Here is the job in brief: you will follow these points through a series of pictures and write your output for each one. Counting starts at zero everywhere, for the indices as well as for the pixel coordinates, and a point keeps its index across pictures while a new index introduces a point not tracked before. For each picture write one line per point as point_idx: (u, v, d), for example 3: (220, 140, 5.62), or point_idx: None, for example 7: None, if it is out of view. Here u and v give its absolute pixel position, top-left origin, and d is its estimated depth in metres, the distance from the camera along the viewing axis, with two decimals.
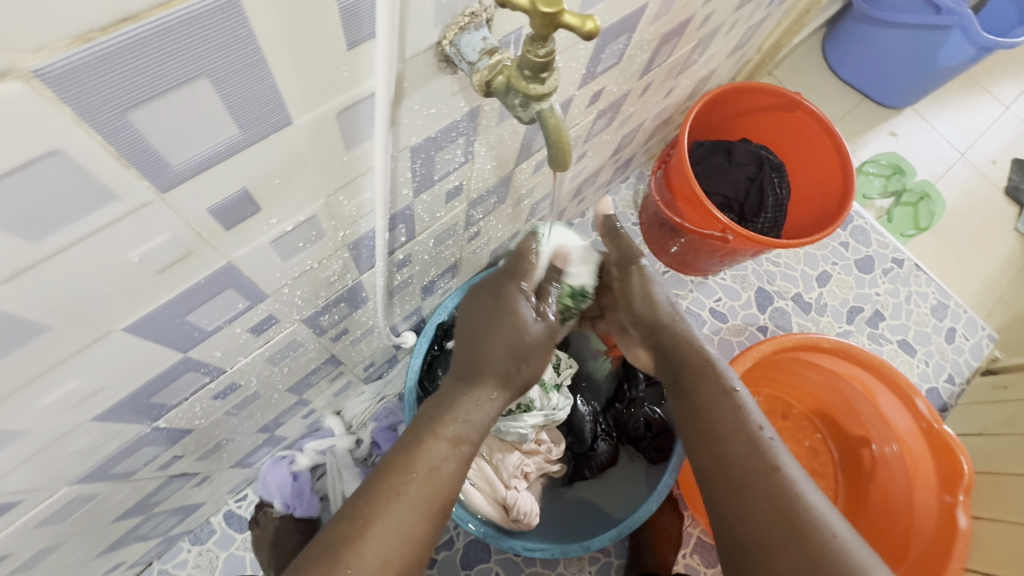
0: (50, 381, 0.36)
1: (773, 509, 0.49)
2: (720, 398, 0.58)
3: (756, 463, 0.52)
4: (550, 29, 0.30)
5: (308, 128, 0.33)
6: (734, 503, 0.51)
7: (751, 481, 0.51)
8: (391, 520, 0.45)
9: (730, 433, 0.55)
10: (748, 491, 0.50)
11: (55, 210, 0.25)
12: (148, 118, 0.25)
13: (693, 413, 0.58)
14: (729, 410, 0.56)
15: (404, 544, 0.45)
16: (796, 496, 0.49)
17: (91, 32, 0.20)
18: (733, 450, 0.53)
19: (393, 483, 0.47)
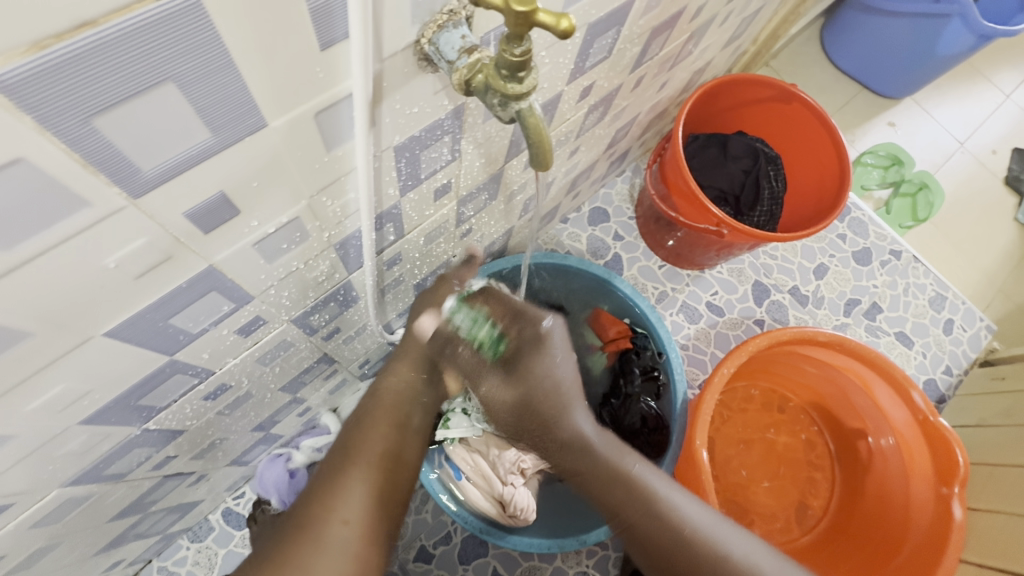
0: (33, 387, 0.36)
1: (705, 575, 0.58)
2: (620, 491, 0.62)
3: (671, 543, 0.60)
4: (525, 28, 0.29)
5: (285, 129, 0.32)
6: (671, 564, 0.60)
7: (664, 551, 0.60)
8: (362, 481, 0.47)
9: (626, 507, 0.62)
10: (682, 571, 0.59)
11: (24, 218, 0.25)
12: (114, 124, 0.24)
13: (609, 509, 0.64)
14: (637, 508, 0.61)
15: (377, 502, 0.47)
16: (718, 555, 0.58)
17: (46, 38, 0.20)
18: (652, 542, 0.61)
19: (356, 444, 0.49)
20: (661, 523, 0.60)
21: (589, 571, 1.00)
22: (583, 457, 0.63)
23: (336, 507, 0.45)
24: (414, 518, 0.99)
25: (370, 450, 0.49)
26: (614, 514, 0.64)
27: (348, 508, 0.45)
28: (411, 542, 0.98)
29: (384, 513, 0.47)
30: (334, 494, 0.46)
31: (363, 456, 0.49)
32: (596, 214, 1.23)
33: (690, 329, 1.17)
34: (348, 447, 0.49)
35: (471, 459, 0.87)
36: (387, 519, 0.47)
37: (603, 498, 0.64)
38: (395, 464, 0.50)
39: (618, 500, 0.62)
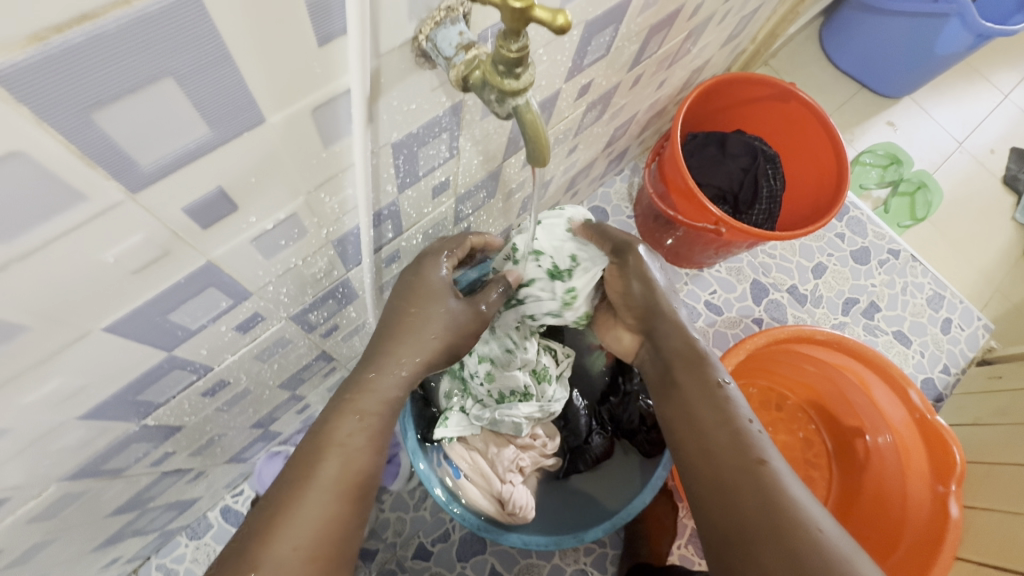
0: (30, 380, 0.36)
1: (755, 509, 0.47)
2: (707, 394, 0.56)
3: (740, 456, 0.50)
4: (522, 24, 0.29)
5: (283, 125, 0.32)
6: (720, 490, 0.50)
7: (727, 460, 0.51)
8: (311, 505, 0.44)
9: (715, 427, 0.54)
10: (738, 493, 0.49)
11: (21, 211, 0.25)
12: (111, 118, 0.25)
13: (684, 412, 0.56)
14: (721, 413, 0.54)
15: (327, 528, 0.44)
16: (780, 492, 0.48)
17: (45, 32, 0.20)
18: (721, 453, 0.52)
19: (311, 470, 0.45)
20: (734, 437, 0.52)
21: (587, 569, 1.00)
22: (690, 369, 0.58)
23: (279, 530, 0.42)
24: (412, 516, 1.00)
25: (322, 475, 0.45)
26: (688, 419, 0.56)
27: (294, 532, 0.42)
28: (409, 540, 0.99)
29: (338, 539, 0.44)
30: (280, 518, 0.43)
31: (313, 481, 0.45)
32: (595, 213, 1.24)
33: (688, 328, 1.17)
34: (300, 470, 0.45)
35: (469, 458, 0.87)
36: (342, 544, 0.44)
37: (682, 401, 0.57)
38: (353, 488, 0.46)
39: (701, 402, 0.56)
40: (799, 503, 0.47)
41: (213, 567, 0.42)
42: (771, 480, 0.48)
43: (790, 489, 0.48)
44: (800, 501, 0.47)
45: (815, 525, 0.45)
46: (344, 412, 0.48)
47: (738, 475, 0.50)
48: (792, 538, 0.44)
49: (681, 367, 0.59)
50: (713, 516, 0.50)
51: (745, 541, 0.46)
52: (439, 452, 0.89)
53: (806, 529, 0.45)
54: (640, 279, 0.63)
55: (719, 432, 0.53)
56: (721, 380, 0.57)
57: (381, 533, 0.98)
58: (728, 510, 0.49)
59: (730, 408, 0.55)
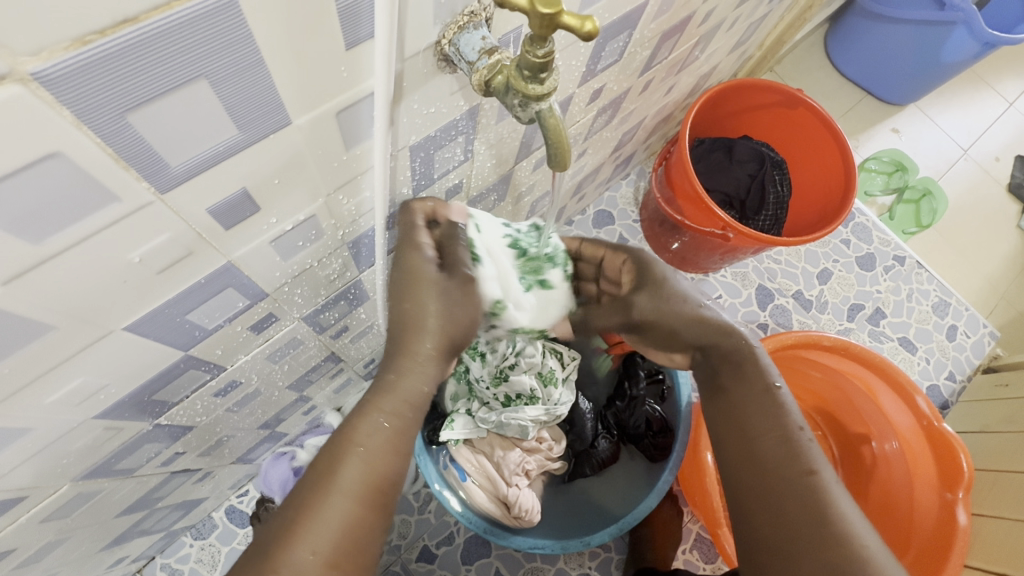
0: (52, 380, 0.36)
1: (801, 520, 0.47)
2: (759, 397, 0.53)
3: (790, 464, 0.49)
4: (549, 30, 0.30)
5: (308, 127, 0.33)
6: (767, 495, 0.49)
7: (778, 467, 0.49)
8: (334, 511, 0.41)
9: (764, 431, 0.52)
10: (787, 501, 0.48)
11: (55, 211, 0.26)
12: (146, 120, 0.25)
13: (734, 413, 0.54)
14: (775, 418, 0.52)
15: (351, 536, 0.41)
16: (830, 504, 0.47)
17: (90, 35, 0.20)
18: (772, 460, 0.50)
19: (332, 472, 0.43)
20: (787, 444, 0.50)
21: (591, 573, 1.00)
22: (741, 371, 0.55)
23: (304, 538, 0.39)
24: (417, 518, 1.00)
25: (345, 479, 0.42)
26: (738, 420, 0.53)
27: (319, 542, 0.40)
28: (414, 542, 0.99)
29: (359, 550, 0.41)
30: (303, 525, 0.40)
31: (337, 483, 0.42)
32: (601, 217, 1.24)
33: None
34: (323, 472, 0.43)
35: (475, 461, 0.87)
36: (362, 555, 0.42)
37: (732, 402, 0.55)
38: (375, 495, 0.43)
39: (754, 404, 0.53)
40: (846, 517, 0.46)
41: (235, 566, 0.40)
42: (821, 491, 0.47)
43: (839, 506, 0.47)
44: (848, 514, 0.47)
45: (861, 539, 0.45)
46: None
47: (787, 483, 0.48)
48: (837, 548, 0.44)
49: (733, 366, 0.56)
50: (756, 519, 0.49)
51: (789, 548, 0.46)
52: (445, 454, 0.89)
53: (852, 544, 0.45)
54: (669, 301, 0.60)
55: (769, 437, 0.51)
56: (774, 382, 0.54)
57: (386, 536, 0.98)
58: (771, 516, 0.48)
59: (784, 414, 0.52)
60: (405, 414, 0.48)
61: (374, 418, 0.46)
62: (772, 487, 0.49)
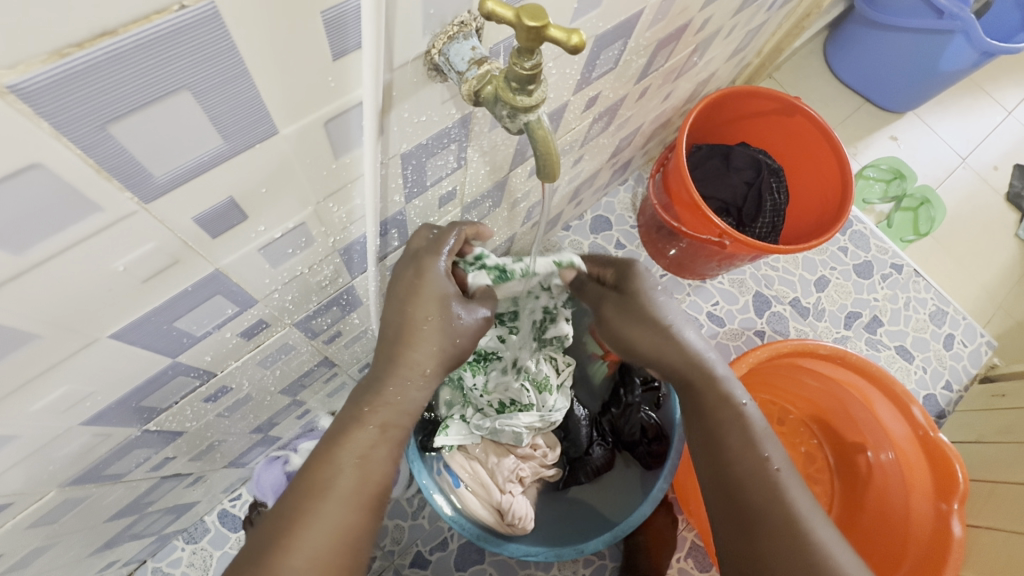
0: (38, 387, 0.36)
1: (772, 540, 0.50)
2: (729, 419, 0.55)
3: (760, 485, 0.52)
4: (536, 43, 0.30)
5: (295, 136, 0.32)
6: (738, 516, 0.52)
7: (749, 490, 0.52)
8: (332, 514, 0.42)
9: (739, 462, 0.54)
10: (761, 522, 0.51)
11: (37, 221, 0.25)
12: (128, 131, 0.25)
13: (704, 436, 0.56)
14: (742, 440, 0.54)
15: (350, 538, 0.42)
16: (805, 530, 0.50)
17: (68, 48, 0.20)
18: (744, 482, 0.53)
19: (324, 475, 0.43)
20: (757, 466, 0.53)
21: None
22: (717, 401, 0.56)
23: (300, 543, 0.40)
24: (410, 523, 0.99)
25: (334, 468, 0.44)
26: (708, 445, 0.56)
27: (318, 547, 0.41)
28: (407, 548, 0.98)
29: (359, 549, 0.43)
30: (301, 530, 0.41)
31: (332, 486, 0.43)
32: (598, 222, 1.24)
33: None
34: (315, 475, 0.43)
35: (469, 467, 0.87)
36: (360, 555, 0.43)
37: (703, 425, 0.57)
38: (370, 496, 0.44)
39: (723, 428, 0.55)
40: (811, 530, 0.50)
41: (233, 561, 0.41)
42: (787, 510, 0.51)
43: (811, 526, 0.50)
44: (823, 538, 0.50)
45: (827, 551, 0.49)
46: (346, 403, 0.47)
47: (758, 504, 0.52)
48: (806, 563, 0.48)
49: (698, 387, 0.57)
50: (737, 546, 0.52)
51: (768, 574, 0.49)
52: (439, 460, 0.89)
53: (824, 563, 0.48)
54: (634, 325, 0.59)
55: (745, 468, 0.53)
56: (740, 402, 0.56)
57: (380, 541, 0.98)
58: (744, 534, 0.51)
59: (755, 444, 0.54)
60: (396, 422, 0.48)
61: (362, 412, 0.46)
62: (750, 516, 0.51)
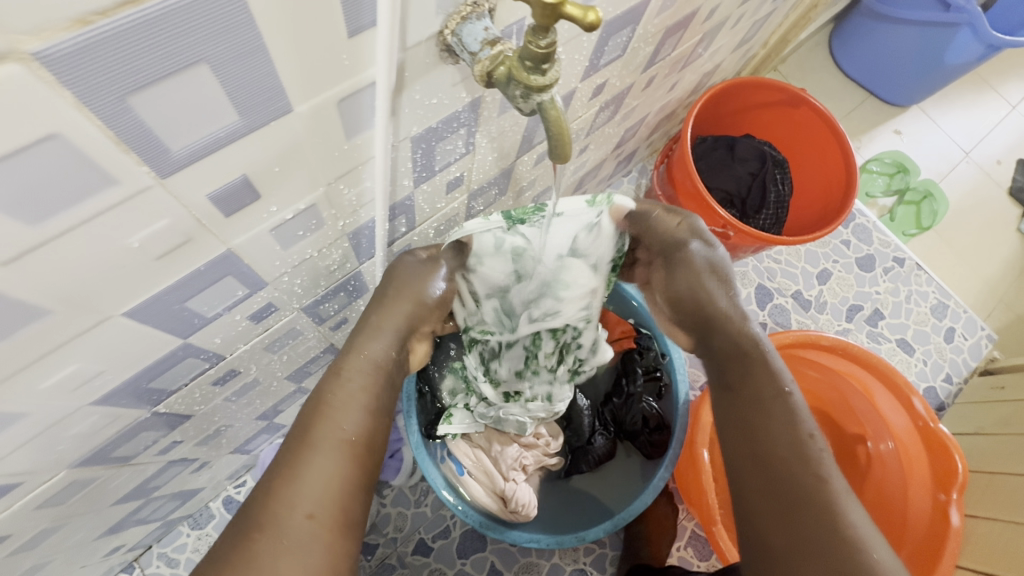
0: (50, 364, 0.36)
1: (811, 528, 0.46)
2: (769, 398, 0.53)
3: (800, 466, 0.49)
4: (552, 20, 0.30)
5: (309, 115, 0.33)
6: (771, 499, 0.49)
7: (790, 470, 0.49)
8: (319, 467, 0.43)
9: (775, 430, 0.52)
10: (791, 490, 0.48)
11: (54, 193, 0.26)
12: (146, 103, 0.25)
13: (738, 413, 0.54)
14: (781, 409, 0.52)
15: (342, 488, 0.43)
16: (837, 506, 0.47)
17: (91, 15, 0.20)
18: (778, 447, 0.51)
19: (307, 433, 0.45)
20: (798, 447, 0.50)
21: (586, 569, 1.00)
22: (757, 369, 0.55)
23: (288, 501, 0.41)
24: (413, 511, 1.00)
25: (322, 437, 0.44)
26: (743, 411, 0.54)
27: (307, 500, 0.41)
28: (410, 535, 0.99)
29: (351, 503, 0.43)
30: (289, 486, 0.42)
31: (317, 442, 0.44)
32: None
33: None
34: (298, 436, 0.45)
35: (473, 456, 0.88)
36: (354, 510, 0.44)
37: (739, 403, 0.54)
38: (358, 449, 0.46)
39: (763, 406, 0.53)
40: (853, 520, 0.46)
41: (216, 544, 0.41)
42: (824, 484, 0.48)
43: (844, 503, 0.47)
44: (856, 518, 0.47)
45: (867, 544, 0.45)
46: (350, 383, 0.48)
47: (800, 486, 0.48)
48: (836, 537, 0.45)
49: (742, 353, 0.56)
50: (761, 513, 0.49)
51: (797, 546, 0.46)
52: (443, 449, 0.89)
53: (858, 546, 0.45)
54: (686, 282, 0.59)
55: (780, 436, 0.51)
56: (784, 383, 0.54)
57: (382, 528, 0.99)
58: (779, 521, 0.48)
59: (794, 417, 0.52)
60: None
61: (350, 379, 0.48)
62: (781, 481, 0.49)
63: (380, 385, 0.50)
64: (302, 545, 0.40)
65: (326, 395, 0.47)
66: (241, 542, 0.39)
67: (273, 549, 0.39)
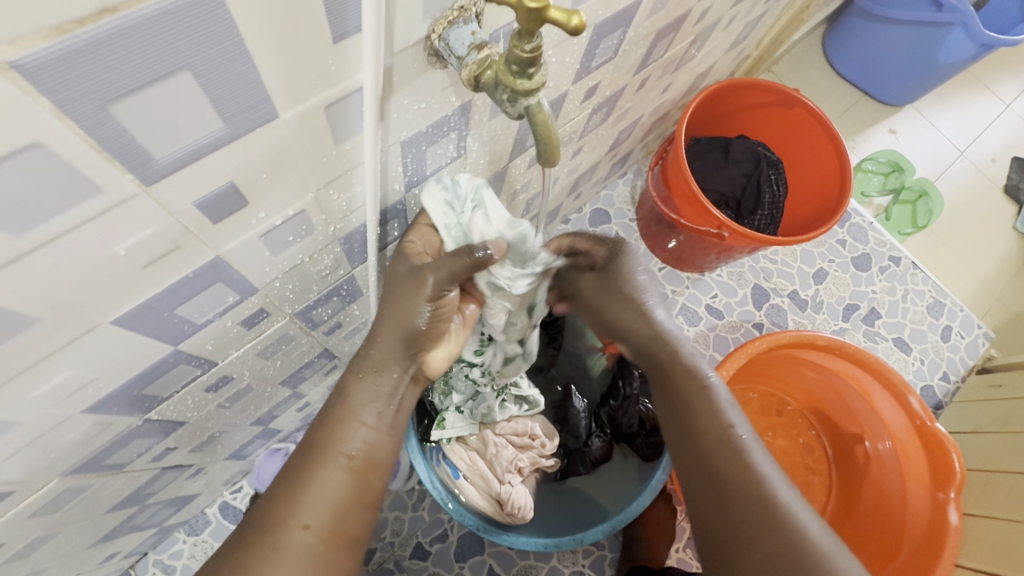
0: (38, 373, 0.36)
1: (750, 516, 0.51)
2: (698, 397, 0.58)
3: (732, 464, 0.54)
4: (537, 25, 0.30)
5: (296, 122, 0.33)
6: (717, 498, 0.53)
7: (723, 468, 0.54)
8: (324, 482, 0.44)
9: (708, 430, 0.56)
10: (731, 490, 0.53)
11: (37, 203, 0.25)
12: (129, 111, 0.25)
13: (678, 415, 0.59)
14: (710, 412, 0.57)
15: (343, 505, 0.44)
16: (772, 495, 0.52)
17: (69, 24, 0.20)
18: (709, 448, 0.55)
19: (314, 445, 0.45)
20: (729, 445, 0.55)
21: (585, 571, 1.00)
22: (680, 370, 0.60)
23: (295, 512, 0.43)
24: (411, 515, 1.00)
25: (332, 452, 0.45)
26: (681, 415, 0.58)
27: (312, 512, 0.43)
28: (408, 539, 0.99)
29: (356, 520, 0.45)
30: (293, 498, 0.43)
31: (323, 454, 0.45)
32: (597, 215, 1.24)
33: (690, 331, 1.17)
34: (307, 446, 0.45)
35: (468, 458, 0.87)
36: (356, 526, 0.45)
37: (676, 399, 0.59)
38: (363, 466, 0.46)
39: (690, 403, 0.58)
40: (788, 506, 0.51)
41: (226, 546, 0.43)
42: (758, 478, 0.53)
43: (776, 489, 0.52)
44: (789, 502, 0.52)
45: (801, 524, 0.50)
46: (355, 407, 0.47)
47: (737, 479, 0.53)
48: (772, 526, 0.50)
49: (662, 360, 0.61)
50: (709, 512, 0.54)
51: (738, 541, 0.51)
52: (438, 452, 0.88)
53: (794, 530, 0.50)
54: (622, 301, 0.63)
55: (713, 435, 0.56)
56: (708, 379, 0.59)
57: (379, 532, 0.98)
58: (730, 519, 0.52)
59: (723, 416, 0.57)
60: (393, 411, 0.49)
61: (357, 397, 0.47)
62: (718, 478, 0.54)
63: (387, 403, 0.49)
64: (298, 557, 0.42)
65: (333, 410, 0.47)
66: (247, 547, 0.41)
67: (272, 562, 0.41)
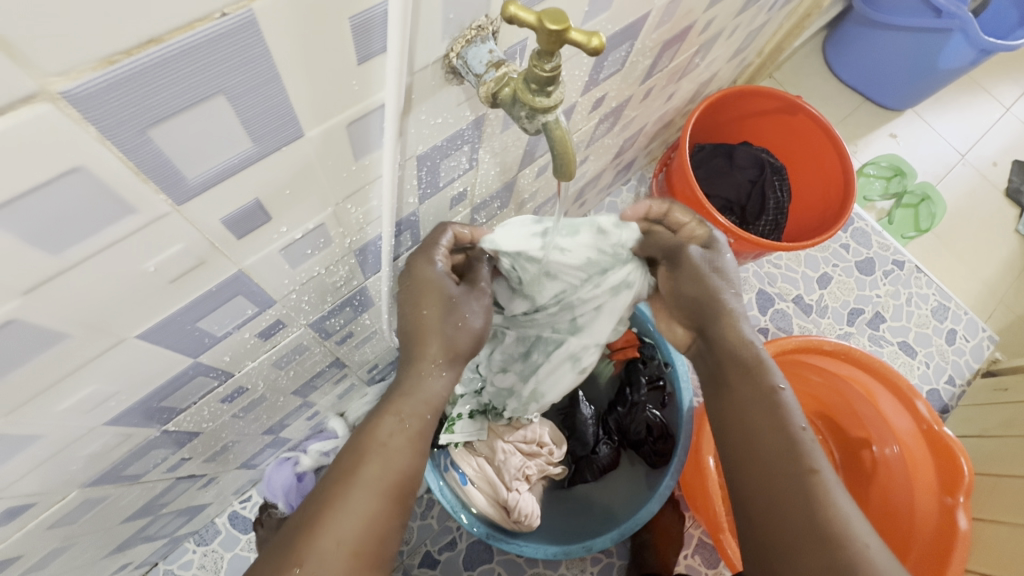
0: (64, 387, 0.37)
1: (800, 521, 0.46)
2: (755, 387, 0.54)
3: (785, 458, 0.49)
4: (556, 45, 0.30)
5: (320, 139, 0.33)
6: (762, 492, 0.49)
7: (773, 460, 0.50)
8: (356, 502, 0.44)
9: (762, 419, 0.52)
10: (779, 485, 0.48)
11: (72, 225, 0.26)
12: (165, 134, 0.26)
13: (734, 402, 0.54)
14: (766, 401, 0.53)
15: (375, 522, 0.44)
16: (829, 501, 0.46)
17: (116, 55, 0.21)
18: (760, 438, 0.51)
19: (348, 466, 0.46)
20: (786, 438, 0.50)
21: None
22: (742, 359, 0.55)
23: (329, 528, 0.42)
24: (419, 523, 1.00)
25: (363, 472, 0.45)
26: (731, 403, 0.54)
27: (341, 526, 0.42)
28: (417, 548, 0.99)
29: (386, 533, 0.44)
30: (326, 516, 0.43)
31: (356, 474, 0.45)
32: None
33: None
34: (340, 468, 0.46)
35: (475, 464, 0.86)
36: (387, 540, 0.45)
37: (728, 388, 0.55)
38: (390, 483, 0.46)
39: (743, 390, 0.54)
40: (847, 517, 0.46)
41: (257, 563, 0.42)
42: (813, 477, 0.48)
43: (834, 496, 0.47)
44: (848, 512, 0.46)
45: (861, 539, 0.45)
46: (385, 415, 0.49)
47: (787, 475, 0.48)
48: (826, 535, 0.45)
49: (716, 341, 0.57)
50: (751, 505, 0.50)
51: (787, 544, 0.46)
52: (446, 458, 0.89)
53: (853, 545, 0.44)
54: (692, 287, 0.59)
55: (766, 425, 0.51)
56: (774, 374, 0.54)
57: None
58: (774, 518, 0.48)
59: (783, 409, 0.52)
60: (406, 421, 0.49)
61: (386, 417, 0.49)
62: (765, 471, 0.50)
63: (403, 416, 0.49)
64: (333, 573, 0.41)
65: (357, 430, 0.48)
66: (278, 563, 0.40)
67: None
